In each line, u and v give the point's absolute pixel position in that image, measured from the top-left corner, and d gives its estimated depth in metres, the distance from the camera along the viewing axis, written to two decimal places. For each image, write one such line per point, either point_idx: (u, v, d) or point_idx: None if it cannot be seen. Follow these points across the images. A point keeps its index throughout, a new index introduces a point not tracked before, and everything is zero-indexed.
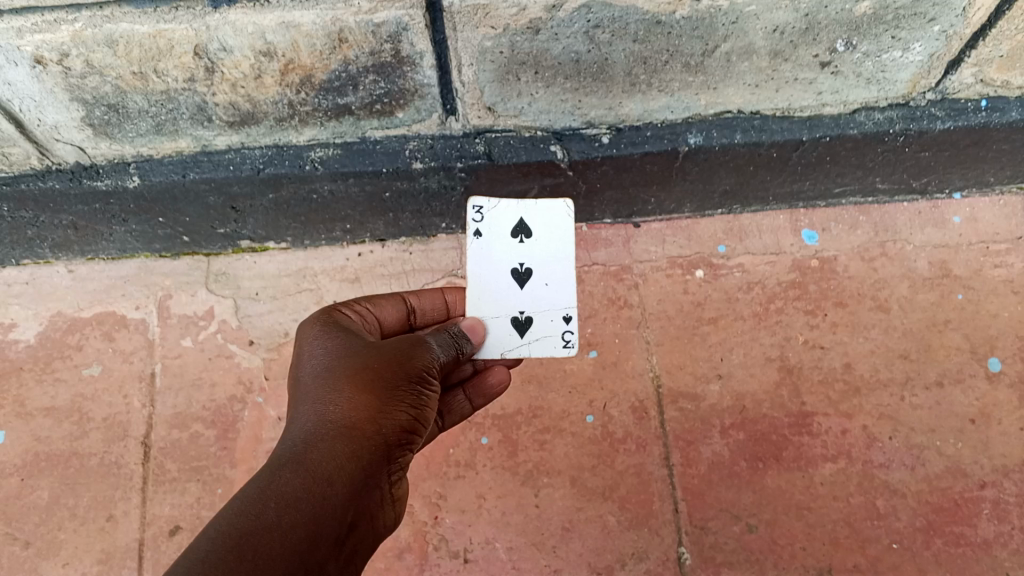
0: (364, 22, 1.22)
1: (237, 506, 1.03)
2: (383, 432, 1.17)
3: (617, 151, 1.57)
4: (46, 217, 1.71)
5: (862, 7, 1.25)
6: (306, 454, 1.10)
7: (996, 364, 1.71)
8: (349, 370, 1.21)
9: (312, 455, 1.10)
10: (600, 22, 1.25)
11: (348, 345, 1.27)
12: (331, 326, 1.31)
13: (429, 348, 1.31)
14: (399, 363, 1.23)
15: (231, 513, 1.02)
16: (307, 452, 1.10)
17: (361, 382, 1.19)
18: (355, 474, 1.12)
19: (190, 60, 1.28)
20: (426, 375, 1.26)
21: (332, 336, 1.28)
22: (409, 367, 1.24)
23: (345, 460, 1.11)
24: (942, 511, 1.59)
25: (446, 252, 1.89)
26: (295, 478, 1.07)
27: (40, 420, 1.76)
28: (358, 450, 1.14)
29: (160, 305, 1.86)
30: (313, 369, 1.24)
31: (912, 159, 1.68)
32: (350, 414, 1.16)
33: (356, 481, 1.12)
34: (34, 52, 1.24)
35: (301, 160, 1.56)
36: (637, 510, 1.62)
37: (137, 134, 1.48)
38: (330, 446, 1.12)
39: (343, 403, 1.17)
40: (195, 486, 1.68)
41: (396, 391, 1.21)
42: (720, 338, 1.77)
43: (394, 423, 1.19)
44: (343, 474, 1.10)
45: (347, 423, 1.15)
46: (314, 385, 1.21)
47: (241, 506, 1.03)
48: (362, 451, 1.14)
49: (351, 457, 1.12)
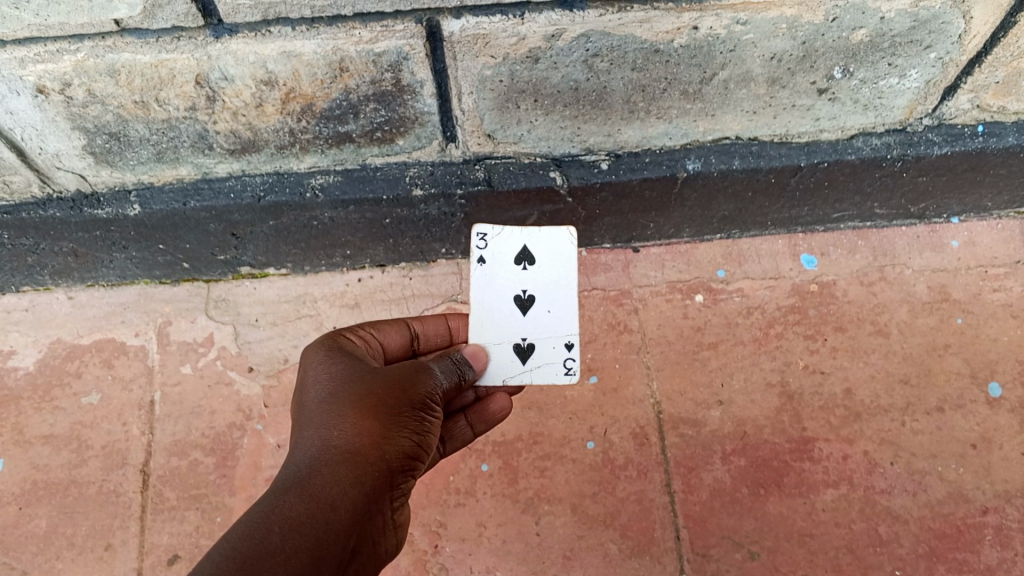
0: (364, 51, 1.23)
1: (241, 529, 1.03)
2: (386, 457, 1.17)
3: (617, 177, 1.58)
4: (46, 245, 1.71)
5: (858, 35, 1.27)
6: (310, 479, 1.10)
7: (996, 389, 1.71)
8: (353, 396, 1.21)
9: (315, 479, 1.09)
10: (599, 51, 1.26)
11: (352, 371, 1.26)
12: (334, 350, 1.31)
13: (431, 375, 1.30)
14: (402, 390, 1.23)
15: (235, 535, 1.02)
16: (311, 477, 1.10)
17: (365, 407, 1.19)
18: (358, 501, 1.11)
19: (191, 89, 1.29)
20: (429, 402, 1.26)
21: (335, 362, 1.28)
22: (412, 394, 1.24)
23: (348, 485, 1.11)
24: (945, 537, 1.58)
25: (445, 278, 1.89)
26: (299, 504, 1.06)
27: (39, 448, 1.75)
28: (361, 476, 1.13)
29: (160, 332, 1.86)
30: (316, 394, 1.23)
31: (910, 184, 1.69)
32: (354, 439, 1.16)
33: (359, 506, 1.11)
34: (36, 81, 1.25)
35: (301, 187, 1.56)
36: (639, 538, 1.61)
37: (138, 162, 1.48)
38: (333, 471, 1.11)
39: (347, 429, 1.16)
40: (194, 514, 1.67)
41: (400, 418, 1.21)
42: (720, 364, 1.77)
43: (397, 449, 1.18)
44: (347, 498, 1.10)
45: (350, 448, 1.15)
46: (318, 409, 1.21)
47: (245, 528, 1.02)
48: (366, 476, 1.14)
49: (354, 482, 1.12)
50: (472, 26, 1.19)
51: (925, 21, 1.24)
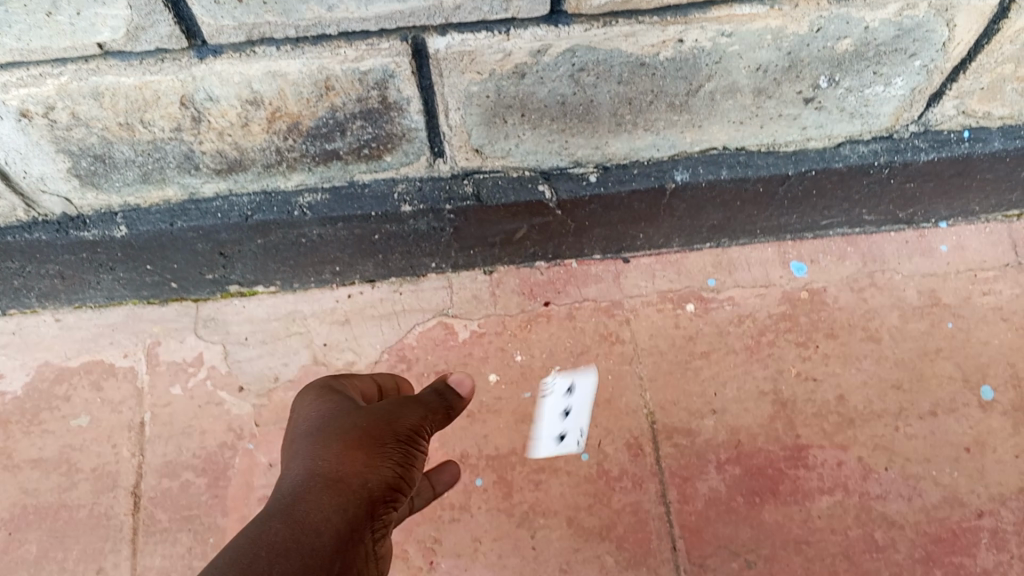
0: (350, 70, 1.23)
1: (228, 555, 0.96)
2: (369, 485, 1.12)
3: (605, 189, 1.57)
4: (32, 268, 1.70)
5: (844, 44, 1.27)
6: (295, 505, 1.05)
7: (988, 392, 1.71)
8: (337, 433, 1.19)
9: (301, 507, 1.05)
10: (585, 65, 1.26)
11: (339, 410, 1.26)
12: (325, 394, 1.31)
13: (416, 411, 1.28)
14: (386, 425, 1.22)
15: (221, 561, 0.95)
16: (296, 505, 1.05)
17: (350, 441, 1.17)
18: (344, 528, 1.05)
19: (176, 111, 1.28)
20: (414, 436, 1.23)
21: (321, 408, 1.27)
22: (396, 428, 1.22)
23: (333, 512, 1.06)
24: (941, 541, 1.59)
25: (436, 292, 1.88)
26: (284, 529, 1.01)
27: (28, 473, 1.74)
28: (345, 503, 1.08)
29: (149, 353, 1.84)
30: (304, 434, 1.22)
31: (898, 190, 1.70)
32: (338, 469, 1.12)
33: (346, 535, 1.05)
34: (19, 106, 1.24)
35: (289, 206, 1.55)
36: (635, 550, 1.60)
37: (124, 183, 1.48)
38: (317, 498, 1.07)
39: (331, 460, 1.13)
40: (187, 536, 1.66)
41: (383, 449, 1.17)
42: (713, 373, 1.77)
43: (382, 478, 1.14)
44: (331, 522, 1.04)
45: (335, 477, 1.11)
46: (305, 446, 1.19)
47: (232, 555, 0.96)
48: (350, 504, 1.08)
49: (339, 509, 1.07)
50: (457, 43, 1.19)
51: (909, 30, 1.25)
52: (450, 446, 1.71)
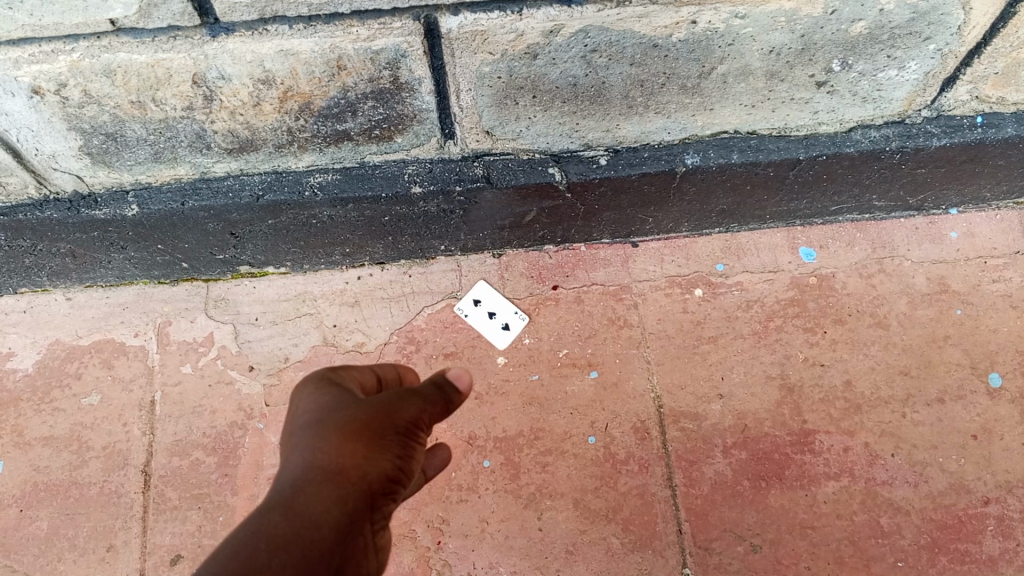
0: (363, 49, 1.23)
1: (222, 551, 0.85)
2: (369, 477, 0.99)
3: (616, 172, 1.56)
4: (43, 246, 1.71)
5: (857, 27, 1.26)
6: (293, 500, 0.93)
7: (996, 379, 1.71)
8: (337, 420, 1.07)
9: (300, 498, 0.93)
10: (597, 46, 1.26)
11: (338, 401, 1.12)
12: (323, 386, 1.17)
13: (418, 400, 1.16)
14: (388, 413, 1.10)
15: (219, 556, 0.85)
16: (295, 496, 0.94)
17: (350, 429, 1.05)
18: (344, 523, 0.93)
19: (188, 89, 1.28)
20: (414, 429, 1.11)
21: (320, 394, 1.15)
22: (397, 418, 1.10)
23: (332, 504, 0.94)
24: (947, 528, 1.59)
25: (444, 275, 1.89)
26: (282, 523, 0.89)
27: (39, 450, 1.75)
28: (345, 496, 0.96)
29: (160, 332, 1.85)
30: (304, 420, 1.10)
31: (909, 176, 1.69)
32: (338, 458, 1.00)
33: (344, 530, 0.93)
34: (32, 82, 1.24)
35: (300, 186, 1.56)
36: (640, 532, 1.61)
37: (136, 162, 1.48)
38: (317, 490, 0.95)
39: (330, 449, 1.01)
40: (196, 514, 1.67)
41: (384, 440, 1.05)
42: (720, 358, 1.77)
43: (383, 471, 1.02)
44: (331, 516, 0.92)
45: (335, 467, 0.99)
46: (302, 437, 1.05)
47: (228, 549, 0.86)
48: (351, 497, 0.96)
49: (338, 503, 0.95)
50: (470, 23, 1.19)
51: (924, 12, 1.24)
52: (458, 427, 1.72)
